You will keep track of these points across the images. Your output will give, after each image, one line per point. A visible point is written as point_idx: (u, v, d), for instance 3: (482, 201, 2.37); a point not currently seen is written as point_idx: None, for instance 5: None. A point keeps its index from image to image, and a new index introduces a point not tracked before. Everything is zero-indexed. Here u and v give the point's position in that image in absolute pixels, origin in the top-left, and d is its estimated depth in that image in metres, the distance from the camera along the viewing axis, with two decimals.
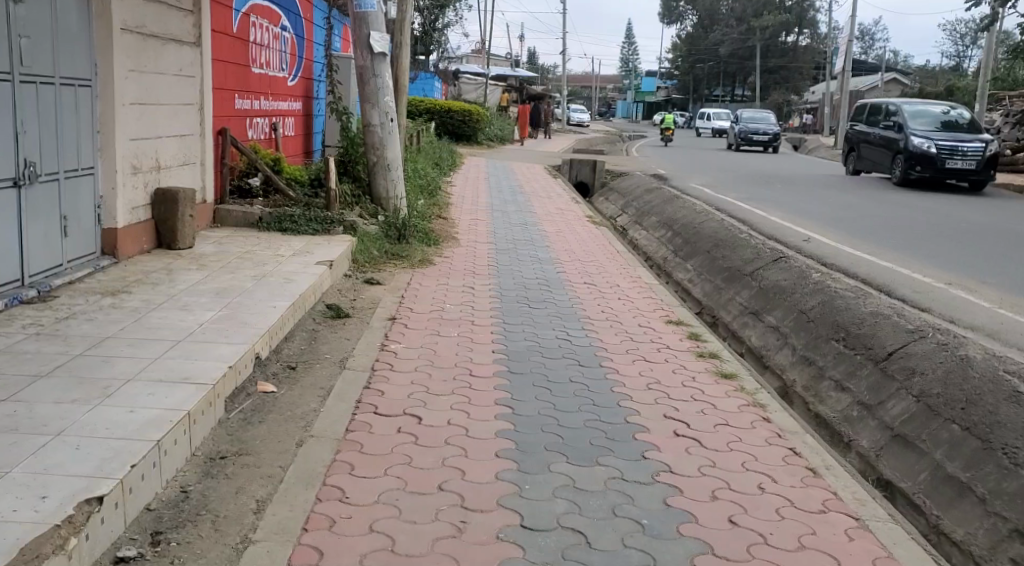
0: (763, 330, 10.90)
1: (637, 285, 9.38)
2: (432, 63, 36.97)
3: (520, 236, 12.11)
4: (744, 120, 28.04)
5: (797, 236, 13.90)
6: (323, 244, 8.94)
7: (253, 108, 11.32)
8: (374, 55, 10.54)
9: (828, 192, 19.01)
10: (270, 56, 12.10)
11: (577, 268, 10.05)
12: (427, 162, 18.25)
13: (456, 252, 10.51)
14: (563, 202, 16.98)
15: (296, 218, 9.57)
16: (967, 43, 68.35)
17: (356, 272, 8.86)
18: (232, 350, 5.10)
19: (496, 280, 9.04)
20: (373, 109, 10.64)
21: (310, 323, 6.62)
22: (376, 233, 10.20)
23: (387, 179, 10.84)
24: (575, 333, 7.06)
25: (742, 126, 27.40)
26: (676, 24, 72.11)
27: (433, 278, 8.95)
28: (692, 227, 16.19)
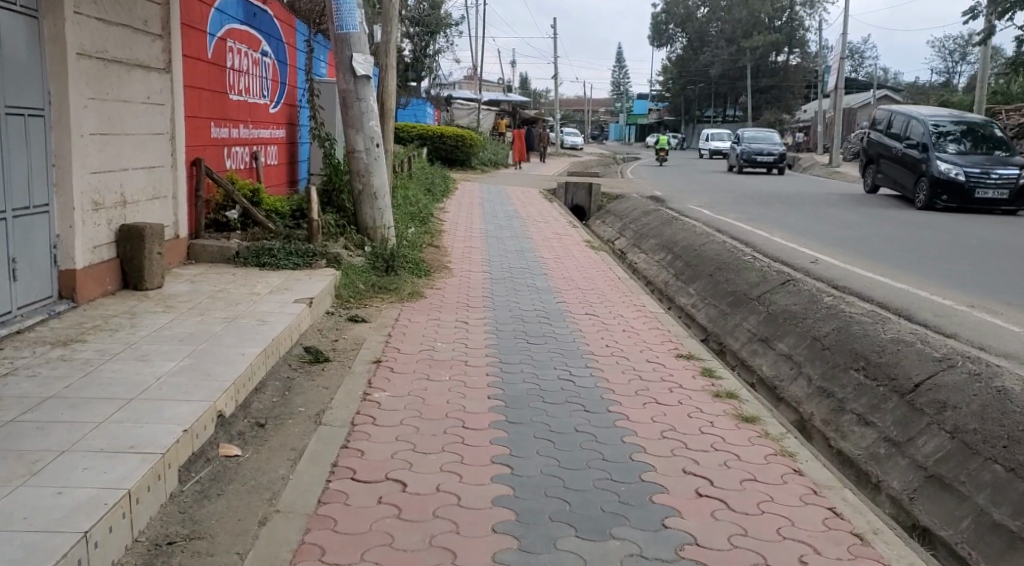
0: (775, 358, 10.31)
1: (642, 316, 8.77)
2: (422, 89, 36.42)
3: (516, 264, 11.53)
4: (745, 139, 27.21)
5: (804, 258, 13.34)
6: (304, 280, 8.38)
7: (232, 136, 10.74)
8: (358, 78, 10.01)
9: (832, 210, 18.48)
10: (249, 82, 11.53)
11: (578, 298, 9.44)
12: (418, 189, 17.68)
13: (449, 283, 9.93)
14: (558, 226, 16.39)
15: (275, 252, 8.99)
16: (957, 59, 68.22)
17: (340, 309, 8.26)
18: (191, 409, 4.48)
19: (492, 314, 8.43)
20: (358, 134, 10.07)
21: (285, 370, 6.01)
22: (363, 264, 9.61)
23: (374, 208, 10.25)
24: (578, 373, 6.44)
25: (744, 148, 26.61)
26: (665, 46, 71.79)
27: (423, 312, 8.34)
28: (693, 249, 15.62)
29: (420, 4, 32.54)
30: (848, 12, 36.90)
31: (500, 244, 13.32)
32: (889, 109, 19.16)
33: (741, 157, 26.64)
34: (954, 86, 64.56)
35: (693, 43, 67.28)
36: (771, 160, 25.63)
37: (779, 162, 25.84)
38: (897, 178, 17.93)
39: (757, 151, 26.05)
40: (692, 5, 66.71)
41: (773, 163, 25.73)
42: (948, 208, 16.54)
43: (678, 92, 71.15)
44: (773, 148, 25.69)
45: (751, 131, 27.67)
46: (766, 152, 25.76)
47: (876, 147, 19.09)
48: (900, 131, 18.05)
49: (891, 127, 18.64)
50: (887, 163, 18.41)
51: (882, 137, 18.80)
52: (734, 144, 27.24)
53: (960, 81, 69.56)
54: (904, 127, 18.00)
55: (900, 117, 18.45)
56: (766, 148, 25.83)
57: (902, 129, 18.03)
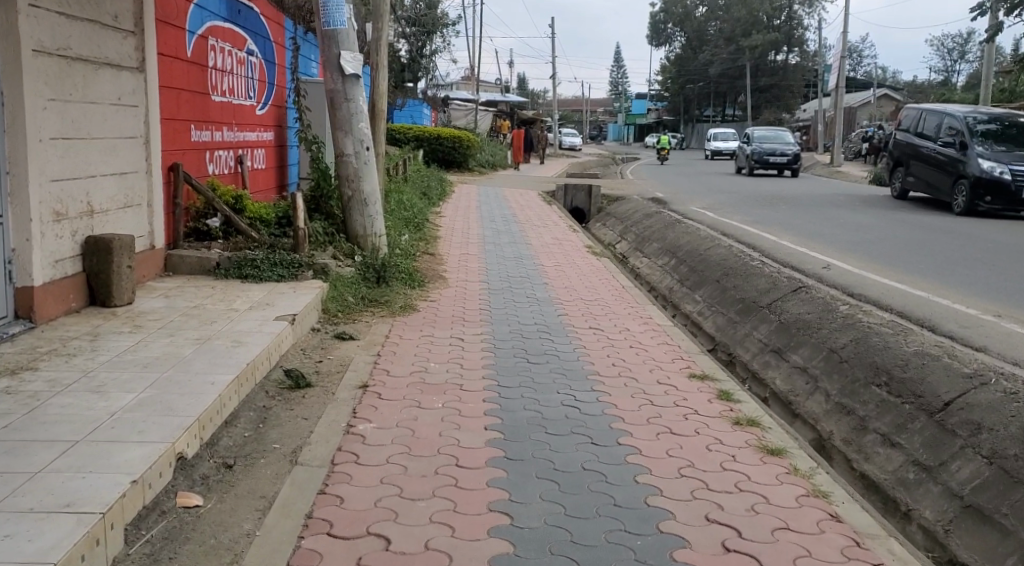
0: (789, 371, 9.77)
1: (650, 329, 8.22)
2: (418, 90, 35.82)
3: (515, 273, 10.98)
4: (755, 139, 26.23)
5: (815, 263, 12.79)
6: (288, 293, 7.84)
7: (214, 139, 10.18)
8: (346, 77, 9.45)
9: (840, 213, 17.93)
10: (234, 83, 10.96)
11: (581, 310, 8.90)
12: (413, 193, 17.12)
13: (444, 294, 9.36)
14: (558, 231, 15.84)
15: (258, 263, 8.44)
16: (955, 59, 67.57)
17: (326, 325, 7.70)
18: (144, 452, 3.96)
19: (490, 329, 7.86)
20: (347, 137, 9.51)
21: (261, 398, 5.45)
22: (353, 275, 9.05)
23: (364, 215, 9.69)
24: (583, 397, 5.89)
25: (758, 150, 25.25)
26: (663, 46, 71.29)
27: (415, 328, 7.78)
28: (698, 254, 15.07)
29: (416, 4, 31.97)
30: (848, 10, 36.30)
31: (499, 251, 12.77)
32: (918, 108, 18.22)
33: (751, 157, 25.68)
34: (954, 85, 63.94)
35: (692, 43, 66.68)
36: (782, 161, 24.62)
37: (793, 163, 24.80)
38: (930, 179, 17.02)
39: (769, 152, 25.01)
40: (691, 5, 66.11)
41: (786, 165, 24.76)
42: (982, 213, 15.77)
43: (677, 92, 70.57)
44: (785, 149, 24.67)
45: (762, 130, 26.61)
46: (777, 153, 24.75)
47: (905, 148, 18.12)
48: (932, 130, 17.16)
49: (924, 126, 17.70)
50: (918, 165, 17.51)
51: (912, 137, 17.90)
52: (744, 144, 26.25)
53: (961, 79, 68.95)
54: (938, 125, 17.08)
55: (934, 116, 17.52)
56: (778, 149, 24.79)
57: (937, 127, 17.10)
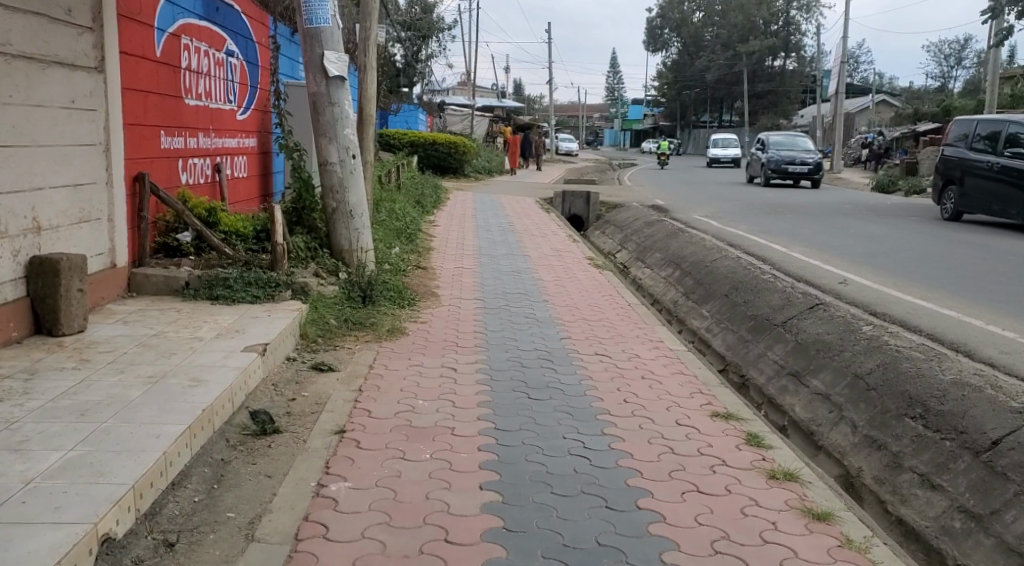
0: (809, 398, 9.02)
1: (662, 355, 7.48)
2: (413, 95, 35.00)
3: (512, 289, 10.23)
4: (771, 146, 24.61)
5: (831, 277, 12.04)
6: (261, 318, 7.07)
7: (188, 146, 9.42)
8: (330, 79, 8.71)
9: (849, 224, 17.22)
10: (211, 85, 10.20)
11: (585, 334, 8.12)
12: (406, 201, 16.38)
13: (435, 314, 8.60)
14: (557, 241, 15.08)
15: (231, 282, 7.70)
16: (952, 64, 66.85)
17: (303, 353, 6.93)
18: (56, 538, 3.36)
19: (486, 356, 7.10)
20: (331, 144, 8.75)
21: (219, 449, 4.71)
22: (335, 294, 8.27)
23: (349, 228, 8.91)
24: (594, 443, 5.15)
25: (778, 158, 23.62)
26: (660, 51, 70.68)
27: (401, 356, 7.00)
28: (704, 266, 14.31)
29: (412, 8, 31.29)
30: (847, 15, 35.60)
31: (495, 264, 11.99)
32: (970, 120, 16.35)
33: (768, 166, 24.08)
34: (951, 90, 63.26)
35: (689, 47, 65.92)
36: (804, 171, 23.14)
37: (815, 173, 23.29)
38: (990, 196, 15.26)
39: (788, 160, 23.52)
40: (688, 10, 65.41)
41: (807, 175, 23.27)
42: None
43: (675, 97, 69.82)
44: (807, 158, 23.17)
45: (779, 136, 25.04)
46: (799, 162, 23.23)
47: (959, 164, 16.15)
48: (991, 142, 15.45)
49: (982, 139, 15.78)
50: (972, 180, 15.76)
51: (965, 149, 16.15)
52: (759, 152, 24.69)
53: (958, 85, 68.29)
54: (999, 136, 15.28)
55: (991, 125, 15.79)
56: (799, 158, 23.26)
57: (999, 139, 15.25)
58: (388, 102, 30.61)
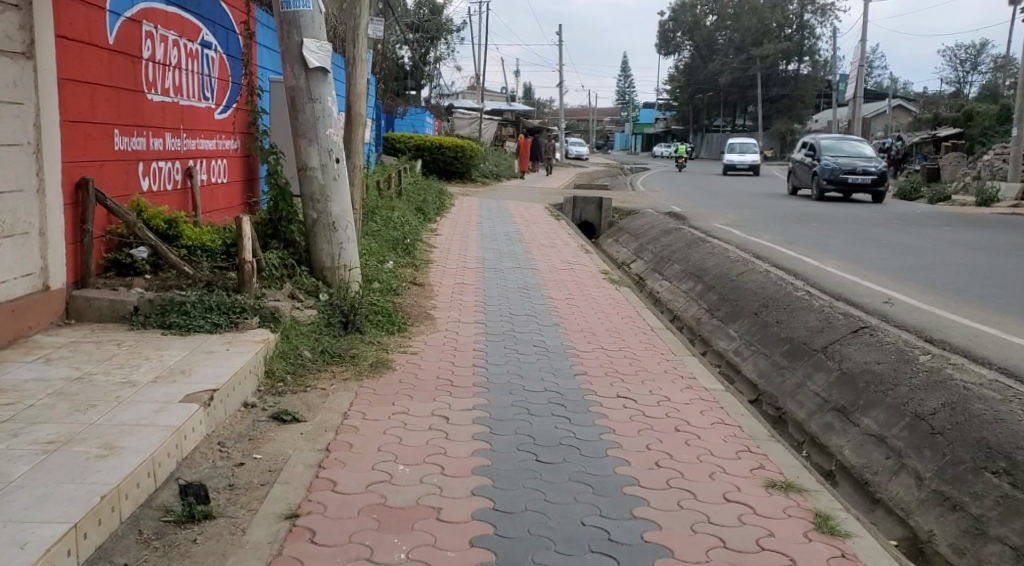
0: (860, 440, 7.83)
1: (695, 398, 6.30)
2: (420, 97, 33.75)
3: (518, 310, 9.05)
4: (823, 151, 21.15)
5: (875, 296, 10.80)
6: (215, 354, 5.89)
7: (149, 148, 8.26)
8: (310, 71, 7.54)
9: (881, 234, 15.96)
10: (182, 79, 9.03)
11: (603, 368, 6.93)
12: (406, 209, 15.23)
13: (429, 344, 7.40)
14: (569, 252, 13.91)
15: (188, 308, 6.56)
16: (967, 69, 65.19)
17: (265, 398, 5.74)
18: None
19: (489, 400, 5.92)
20: (311, 146, 7.59)
21: (125, 550, 3.65)
22: (312, 320, 7.09)
23: (332, 242, 7.74)
24: (622, 538, 4.05)
25: (835, 165, 20.20)
26: (674, 54, 69.44)
27: (383, 401, 5.81)
28: (729, 280, 13.10)
29: (420, 9, 30.16)
30: (865, 15, 34.14)
31: (500, 280, 10.79)
32: None
33: (822, 176, 20.64)
34: (967, 95, 61.77)
35: (701, 51, 64.64)
36: (866, 182, 19.92)
37: (880, 184, 20.05)
38: None
39: (846, 169, 20.18)
40: (700, 13, 64.28)
41: (869, 187, 20.02)
42: None
43: (687, 100, 68.39)
44: (869, 167, 19.92)
45: (831, 140, 21.69)
46: (859, 171, 19.99)
47: None
48: None
49: None
50: None
51: None
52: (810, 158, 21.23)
53: (975, 89, 66.39)
54: None
55: None
56: (861, 166, 20.00)
57: None
58: (394, 104, 29.38)
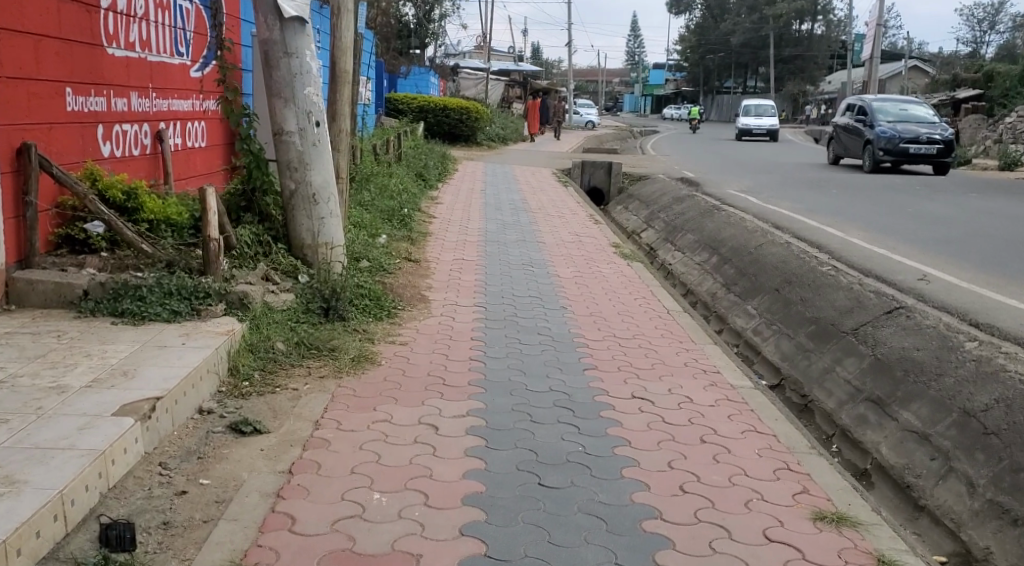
0: (899, 436, 6.98)
1: (722, 400, 5.51)
2: (426, 57, 32.77)
3: (521, 291, 8.26)
4: (877, 115, 18.51)
5: (908, 272, 9.94)
6: (169, 349, 5.10)
7: (110, 109, 7.44)
8: (285, 22, 6.73)
9: (908, 203, 15.06)
10: (150, 33, 8.19)
11: (616, 362, 6.14)
12: (406, 176, 14.42)
13: (420, 332, 6.61)
14: (576, 222, 13.10)
15: (145, 293, 5.77)
16: (985, 29, 63.33)
17: (225, 402, 4.95)
18: None
19: (486, 404, 5.14)
20: (287, 108, 6.81)
21: None
22: (288, 305, 6.30)
23: (312, 217, 6.95)
24: None
25: (894, 132, 17.61)
26: (686, 13, 68.09)
27: (363, 405, 5.02)
28: (747, 252, 12.24)
29: None
30: None
31: (502, 255, 9.97)
32: None
33: (876, 145, 18.03)
34: (985, 56, 60.17)
35: (713, 10, 63.28)
36: (930, 152, 17.38)
37: (945, 154, 17.54)
38: None
39: (907, 136, 17.58)
40: None
41: (933, 158, 17.47)
42: None
43: (698, 61, 67.08)
44: (934, 134, 17.36)
45: (881, 102, 19.08)
46: (922, 140, 17.40)
47: None
48: None
49: None
50: None
51: None
52: (861, 124, 18.58)
53: (992, 50, 64.62)
54: None
55: None
56: (924, 134, 17.45)
57: None
58: (397, 63, 28.39)
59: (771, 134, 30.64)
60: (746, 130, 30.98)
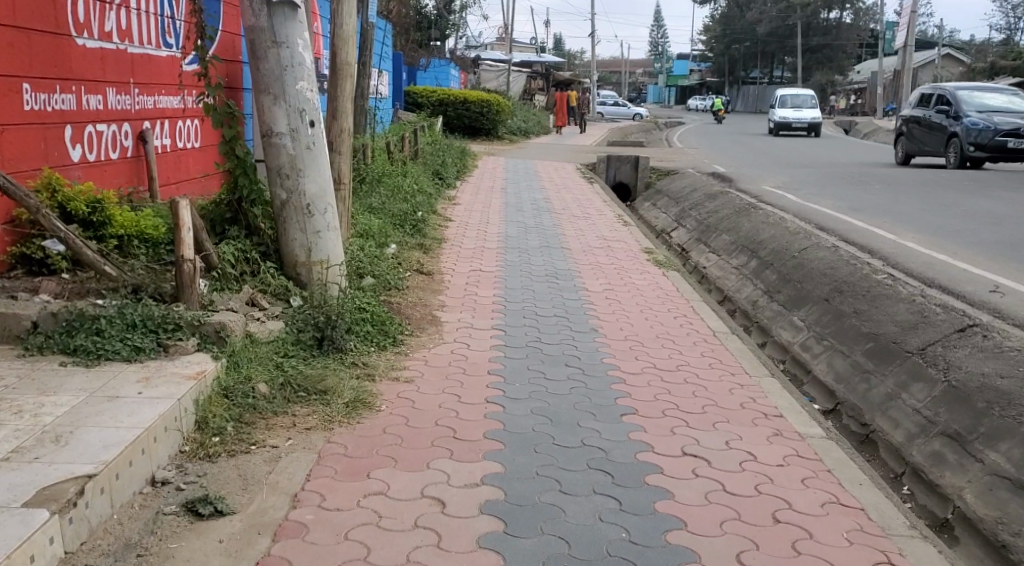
0: (986, 483, 5.76)
1: (790, 458, 4.58)
2: (448, 49, 31.89)
3: (543, 309, 7.32)
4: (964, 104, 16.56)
5: (977, 283, 8.86)
6: (118, 401, 4.16)
7: (81, 108, 6.57)
8: (273, 6, 5.83)
9: (960, 201, 13.94)
10: (131, 22, 7.30)
11: (659, 406, 5.21)
12: (422, 174, 13.52)
13: (429, 365, 5.68)
14: (603, 223, 12.15)
15: (104, 327, 4.87)
16: (1016, 17, 61.30)
17: (186, 467, 4.05)
18: None
19: (506, 466, 4.21)
20: (276, 105, 5.91)
21: None
22: (275, 335, 5.40)
23: (307, 230, 6.06)
24: None
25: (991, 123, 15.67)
26: (712, 3, 66.78)
27: (355, 468, 4.11)
28: (791, 257, 11.11)
29: None
30: None
31: (523, 265, 9.01)
32: None
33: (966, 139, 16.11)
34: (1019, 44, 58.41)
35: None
36: None
37: None
38: None
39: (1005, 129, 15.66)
40: None
41: None
42: None
43: (724, 52, 65.73)
44: None
45: (964, 90, 17.14)
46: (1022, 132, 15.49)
47: None
48: None
49: None
50: None
51: None
52: (946, 115, 16.64)
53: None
54: None
55: None
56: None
57: None
58: (415, 55, 27.54)
59: (811, 127, 29.23)
60: (785, 123, 29.56)
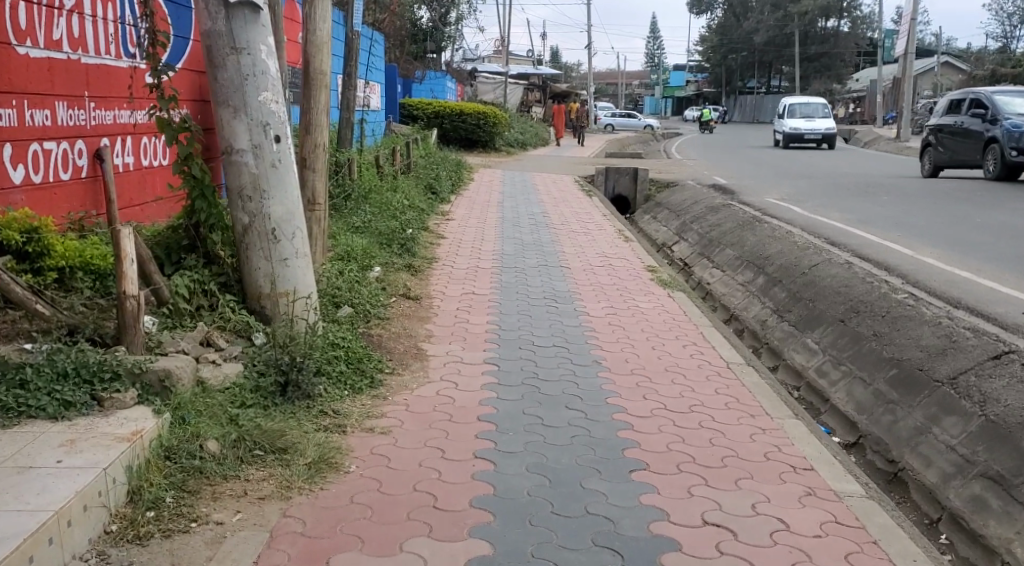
0: None
1: (827, 526, 3.93)
2: (445, 62, 31.35)
3: (537, 340, 6.60)
4: (1000, 107, 15.70)
5: (1012, 306, 8.08)
6: (30, 472, 3.51)
7: (22, 125, 5.90)
8: (231, 7, 5.17)
9: (978, 214, 13.23)
10: (85, 29, 6.63)
11: (674, 458, 4.53)
12: (413, 189, 12.85)
13: (409, 411, 4.99)
14: (602, 239, 11.46)
15: (29, 379, 4.16)
16: (1015, 24, 60.53)
17: (111, 554, 3.44)
18: None
19: (492, 548, 3.59)
20: (236, 120, 5.27)
21: None
22: (232, 381, 4.74)
23: (272, 258, 5.39)
24: None
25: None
26: (708, 13, 66.41)
27: (312, 555, 3.52)
28: (800, 273, 10.32)
29: None
30: None
31: (517, 288, 8.31)
32: None
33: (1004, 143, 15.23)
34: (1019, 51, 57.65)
35: (735, 9, 61.57)
36: None
37: None
38: None
39: None
40: None
41: None
42: None
43: (722, 62, 65.22)
44: None
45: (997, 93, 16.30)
46: None
47: None
48: None
49: None
50: None
51: None
52: (981, 120, 15.79)
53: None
54: None
55: None
56: None
57: None
58: (411, 67, 27.00)
59: (823, 138, 28.51)
60: (795, 134, 28.82)
